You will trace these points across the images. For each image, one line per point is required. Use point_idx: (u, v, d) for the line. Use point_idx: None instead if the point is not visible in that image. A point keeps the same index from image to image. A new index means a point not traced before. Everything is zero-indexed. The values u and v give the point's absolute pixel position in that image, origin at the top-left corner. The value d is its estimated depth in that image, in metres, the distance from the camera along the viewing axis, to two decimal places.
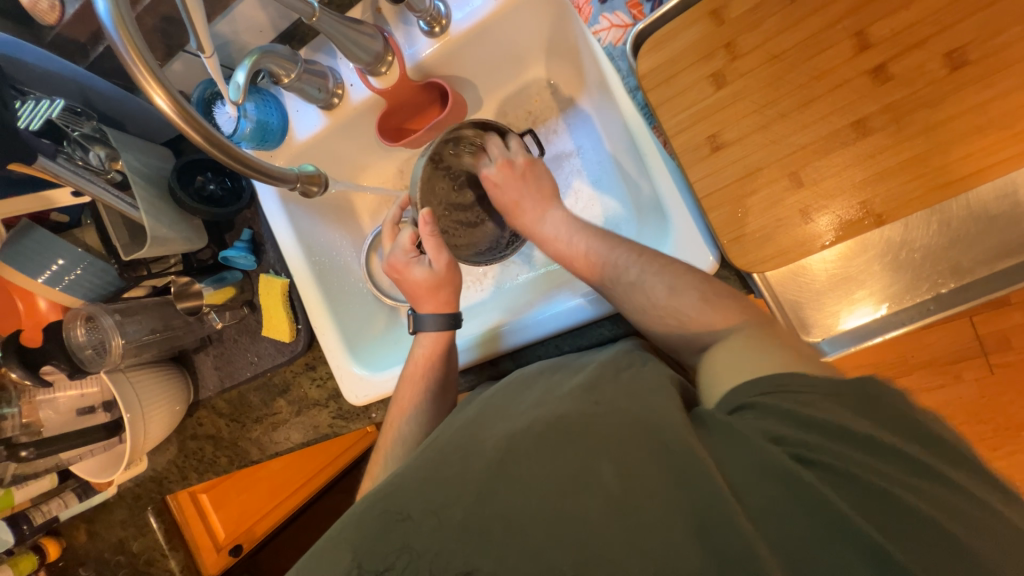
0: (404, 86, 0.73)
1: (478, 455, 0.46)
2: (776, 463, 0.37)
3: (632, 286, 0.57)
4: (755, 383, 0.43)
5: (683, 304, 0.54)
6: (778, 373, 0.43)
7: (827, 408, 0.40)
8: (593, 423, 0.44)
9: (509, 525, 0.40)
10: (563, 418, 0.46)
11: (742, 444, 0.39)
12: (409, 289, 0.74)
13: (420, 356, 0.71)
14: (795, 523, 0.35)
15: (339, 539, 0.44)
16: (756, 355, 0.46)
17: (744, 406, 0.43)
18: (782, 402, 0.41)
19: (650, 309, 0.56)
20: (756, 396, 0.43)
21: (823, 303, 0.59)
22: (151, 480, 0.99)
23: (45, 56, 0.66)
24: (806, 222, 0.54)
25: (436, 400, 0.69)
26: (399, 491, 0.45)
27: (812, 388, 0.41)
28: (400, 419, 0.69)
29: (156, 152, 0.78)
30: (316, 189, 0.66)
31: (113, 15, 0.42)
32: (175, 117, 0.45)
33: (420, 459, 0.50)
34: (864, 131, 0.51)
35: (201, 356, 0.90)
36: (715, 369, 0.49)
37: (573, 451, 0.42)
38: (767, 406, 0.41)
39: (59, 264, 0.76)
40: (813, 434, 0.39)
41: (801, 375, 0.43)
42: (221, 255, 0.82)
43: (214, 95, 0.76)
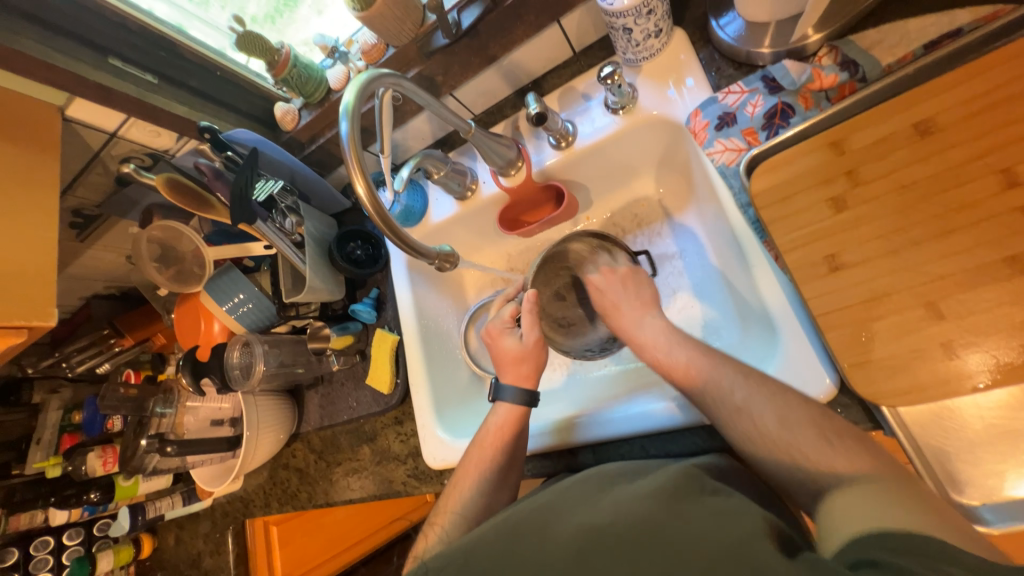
0: (528, 186, 0.86)
1: (551, 542, 0.45)
2: None
3: (731, 402, 0.54)
4: (880, 537, 0.39)
5: (784, 430, 0.51)
6: (894, 530, 0.39)
7: None
8: (680, 540, 0.42)
9: None
10: (643, 524, 0.44)
11: None
12: (496, 354, 0.77)
13: (495, 427, 0.73)
14: None
15: None
16: (893, 507, 0.41)
17: (866, 560, 0.38)
18: (905, 565, 0.36)
19: (755, 431, 0.52)
20: (879, 552, 0.38)
21: (976, 458, 0.50)
22: (239, 501, 1.09)
23: (278, 151, 0.91)
24: (950, 357, 0.48)
25: (503, 476, 0.70)
26: (471, 560, 0.46)
27: (948, 558, 0.35)
28: (469, 483, 0.69)
29: (326, 222, 0.97)
30: (449, 266, 0.76)
31: (349, 135, 0.58)
32: (366, 202, 0.59)
33: (493, 527, 0.50)
34: (1021, 269, 0.47)
35: (312, 393, 1.03)
36: (827, 513, 0.45)
37: (654, 565, 0.40)
38: (893, 567, 0.37)
39: (239, 297, 0.96)
40: None
41: (951, 543, 0.37)
42: (351, 307, 0.97)
43: (379, 182, 0.96)
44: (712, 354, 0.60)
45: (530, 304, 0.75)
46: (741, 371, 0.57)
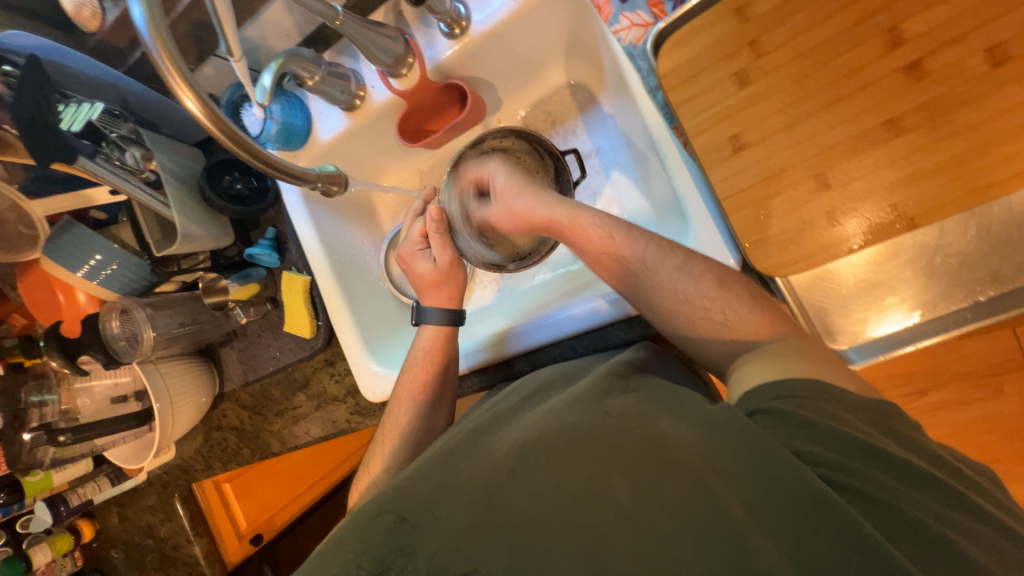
0: (424, 87, 0.74)
1: (486, 459, 0.47)
2: (801, 480, 0.38)
3: (653, 294, 0.57)
4: (773, 388, 0.45)
5: (708, 305, 0.54)
6: (797, 379, 0.44)
7: (845, 421, 0.42)
8: (604, 434, 0.45)
9: (513, 533, 0.41)
10: (572, 426, 0.46)
11: (770, 457, 0.40)
12: (415, 280, 0.76)
13: (423, 351, 0.72)
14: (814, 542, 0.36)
15: (345, 541, 0.45)
16: (783, 363, 0.47)
17: (762, 409, 0.44)
18: (800, 411, 0.42)
19: (671, 317, 0.56)
20: (773, 401, 0.44)
21: (849, 310, 0.57)
22: (178, 468, 1.03)
23: (87, 62, 0.69)
24: (833, 225, 0.52)
25: (439, 397, 0.70)
26: (406, 493, 0.47)
27: (830, 398, 0.43)
28: (408, 408, 0.69)
29: (186, 153, 0.80)
30: (336, 189, 0.67)
31: (148, 21, 0.43)
32: (203, 119, 0.47)
33: (430, 461, 0.51)
34: (897, 131, 0.49)
35: (227, 349, 0.93)
36: (735, 375, 0.50)
37: (581, 461, 0.43)
38: (786, 413, 0.43)
39: (97, 259, 0.80)
40: (835, 450, 0.40)
41: (821, 383, 0.44)
42: (247, 252, 0.85)
43: (242, 97, 0.78)
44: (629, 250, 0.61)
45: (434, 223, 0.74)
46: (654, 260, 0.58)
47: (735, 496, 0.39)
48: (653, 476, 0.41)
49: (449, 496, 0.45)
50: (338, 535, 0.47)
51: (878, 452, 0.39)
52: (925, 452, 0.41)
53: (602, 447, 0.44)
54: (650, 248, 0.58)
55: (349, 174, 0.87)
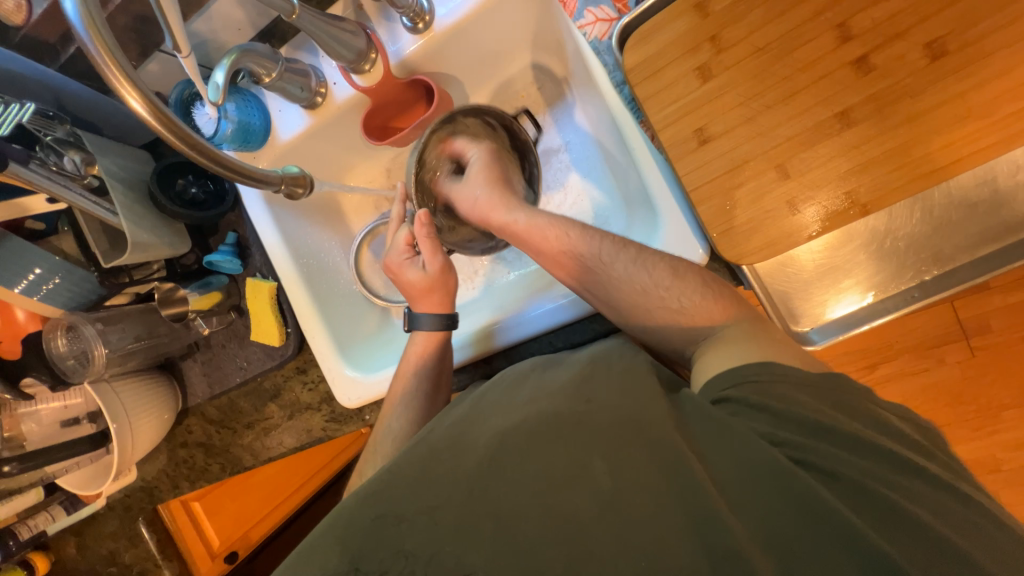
0: (388, 84, 0.72)
1: (466, 455, 0.47)
2: (772, 461, 0.40)
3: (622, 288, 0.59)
4: (725, 377, 0.49)
5: (669, 299, 0.57)
6: (748, 365, 0.48)
7: (799, 400, 0.45)
8: (587, 421, 0.46)
9: (495, 524, 0.41)
10: (552, 415, 0.47)
11: (732, 438, 0.43)
12: (404, 288, 0.73)
13: (415, 356, 0.70)
14: (789, 520, 0.38)
15: (324, 535, 0.44)
16: (738, 350, 0.51)
17: (722, 397, 0.48)
18: (753, 394, 0.46)
19: (644, 313, 0.58)
20: (729, 388, 0.48)
21: (810, 293, 0.60)
22: (141, 490, 0.97)
23: (15, 59, 0.64)
24: (793, 213, 0.54)
25: (427, 400, 0.69)
26: (386, 488, 0.46)
27: (785, 379, 0.46)
28: (390, 411, 0.68)
29: (134, 156, 0.75)
30: (302, 191, 0.64)
31: (81, 13, 0.40)
32: (151, 120, 0.44)
33: (409, 453, 0.49)
34: (848, 122, 0.51)
35: (189, 362, 0.89)
36: (699, 363, 0.55)
37: (564, 451, 0.44)
38: (737, 398, 0.47)
39: (37, 273, 0.73)
40: (791, 430, 0.43)
41: (773, 365, 0.47)
42: (206, 259, 0.81)
43: (193, 96, 0.74)
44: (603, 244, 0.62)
45: (423, 228, 0.71)
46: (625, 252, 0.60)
47: (712, 478, 0.40)
48: (634, 462, 0.42)
49: (433, 494, 0.44)
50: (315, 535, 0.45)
51: (839, 426, 0.42)
52: (881, 423, 0.44)
53: (583, 436, 0.44)
54: (606, 242, 0.60)
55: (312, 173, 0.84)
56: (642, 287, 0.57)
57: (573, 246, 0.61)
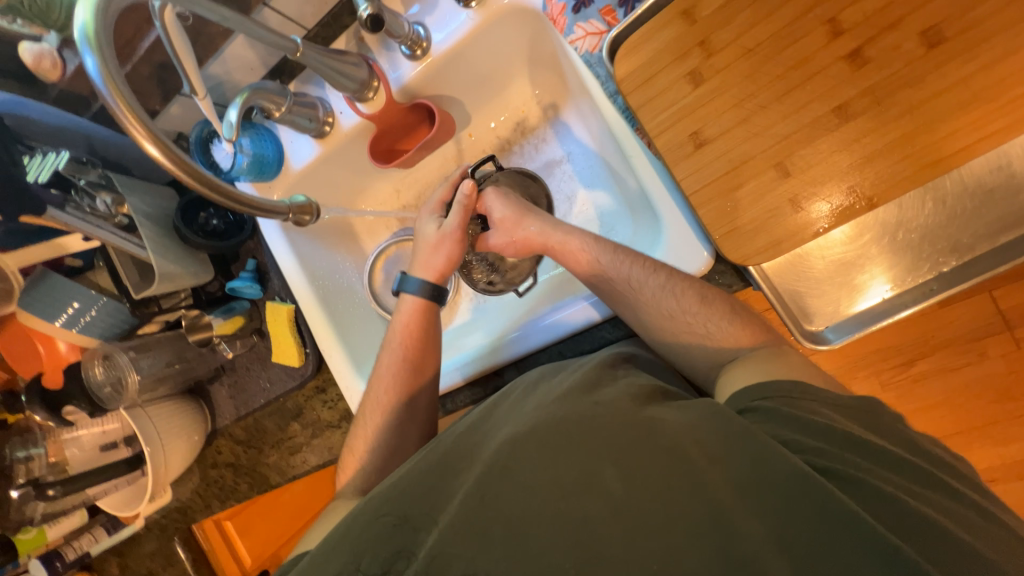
0: (391, 109, 0.75)
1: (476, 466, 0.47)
2: (790, 464, 0.39)
3: (651, 289, 0.58)
4: (758, 389, 0.49)
5: (700, 310, 0.57)
6: (783, 380, 0.48)
7: (829, 417, 0.45)
8: (597, 429, 0.45)
9: (502, 537, 0.40)
10: (559, 418, 0.47)
11: (766, 449, 0.41)
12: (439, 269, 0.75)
13: (401, 320, 0.72)
14: (811, 527, 0.36)
15: (339, 544, 0.45)
16: (764, 367, 0.51)
17: (749, 409, 0.48)
18: (783, 407, 0.46)
19: (671, 321, 0.58)
20: (758, 401, 0.48)
21: (822, 291, 0.59)
22: (176, 511, 1.01)
23: (50, 112, 0.69)
24: (797, 211, 0.54)
25: (418, 365, 0.70)
26: (402, 491, 0.47)
27: (816, 398, 0.46)
28: (388, 405, 0.69)
29: (160, 194, 0.81)
30: (309, 218, 0.67)
31: (101, 70, 0.43)
32: (166, 162, 0.47)
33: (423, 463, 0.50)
34: (847, 116, 0.51)
35: (216, 386, 0.92)
36: (723, 380, 0.54)
37: (572, 454, 0.44)
38: (768, 410, 0.46)
39: (75, 307, 0.79)
40: (818, 439, 0.42)
41: (807, 385, 0.47)
42: (228, 286, 0.85)
43: (211, 134, 0.78)
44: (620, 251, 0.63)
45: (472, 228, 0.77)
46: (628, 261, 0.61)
47: (727, 482, 0.40)
48: (644, 467, 0.41)
49: (444, 503, 0.45)
50: (328, 545, 0.46)
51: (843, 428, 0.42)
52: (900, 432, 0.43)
53: (595, 444, 0.44)
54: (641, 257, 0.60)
55: (316, 200, 0.87)
56: (662, 305, 0.58)
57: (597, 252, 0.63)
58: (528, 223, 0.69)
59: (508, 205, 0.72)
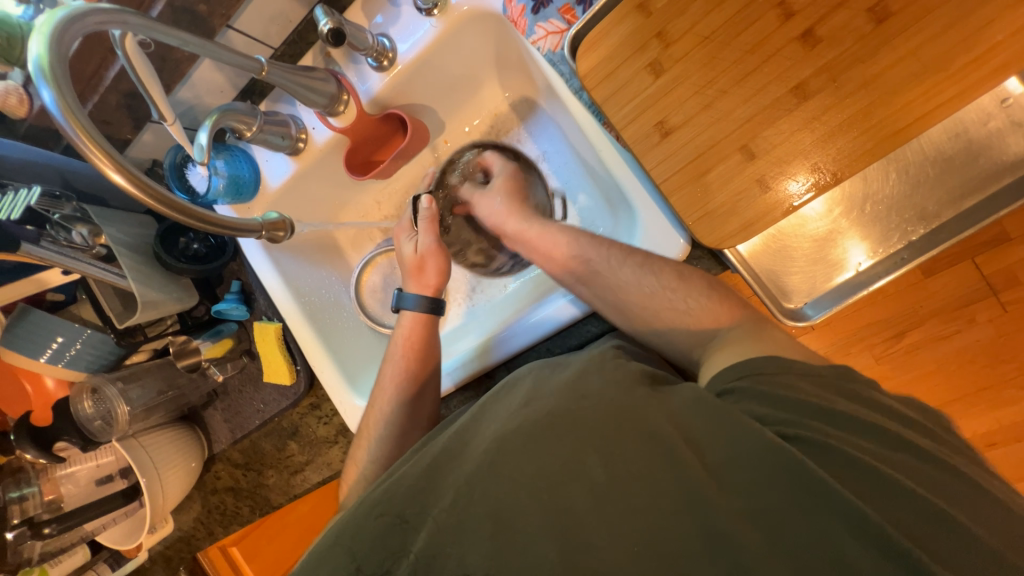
0: (363, 121, 0.76)
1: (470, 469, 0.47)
2: (762, 438, 0.40)
3: (630, 286, 0.60)
4: (736, 368, 0.48)
5: (684, 299, 0.57)
6: (758, 358, 0.48)
7: (806, 390, 0.44)
8: (578, 420, 0.45)
9: (496, 541, 0.40)
10: (546, 414, 0.47)
11: (733, 423, 0.42)
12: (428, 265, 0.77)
13: (403, 337, 0.73)
14: (773, 493, 0.37)
15: (332, 548, 0.45)
16: (740, 348, 0.51)
17: (729, 389, 0.47)
18: (759, 385, 0.46)
19: (652, 310, 0.59)
20: (736, 380, 0.47)
21: (798, 268, 0.60)
22: (179, 541, 1.00)
23: (19, 148, 0.69)
24: (765, 191, 0.54)
25: (419, 376, 0.71)
26: (391, 493, 0.47)
27: (790, 370, 0.46)
28: (386, 412, 0.70)
29: (138, 222, 0.81)
30: (282, 234, 0.67)
31: (59, 104, 0.43)
32: (132, 189, 0.47)
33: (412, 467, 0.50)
34: (805, 95, 0.52)
35: (211, 411, 0.92)
36: (705, 363, 0.54)
37: (558, 449, 0.43)
38: (745, 389, 0.46)
39: (59, 341, 0.78)
40: (784, 411, 0.43)
41: (783, 359, 0.47)
42: (214, 309, 0.84)
43: (185, 159, 0.78)
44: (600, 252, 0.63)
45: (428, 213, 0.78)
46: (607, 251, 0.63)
47: (704, 462, 0.40)
48: (631, 455, 0.42)
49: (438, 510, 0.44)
50: (319, 554, 0.45)
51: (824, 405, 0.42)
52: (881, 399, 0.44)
53: (581, 433, 0.44)
54: (614, 251, 0.62)
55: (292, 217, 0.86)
56: (634, 287, 0.59)
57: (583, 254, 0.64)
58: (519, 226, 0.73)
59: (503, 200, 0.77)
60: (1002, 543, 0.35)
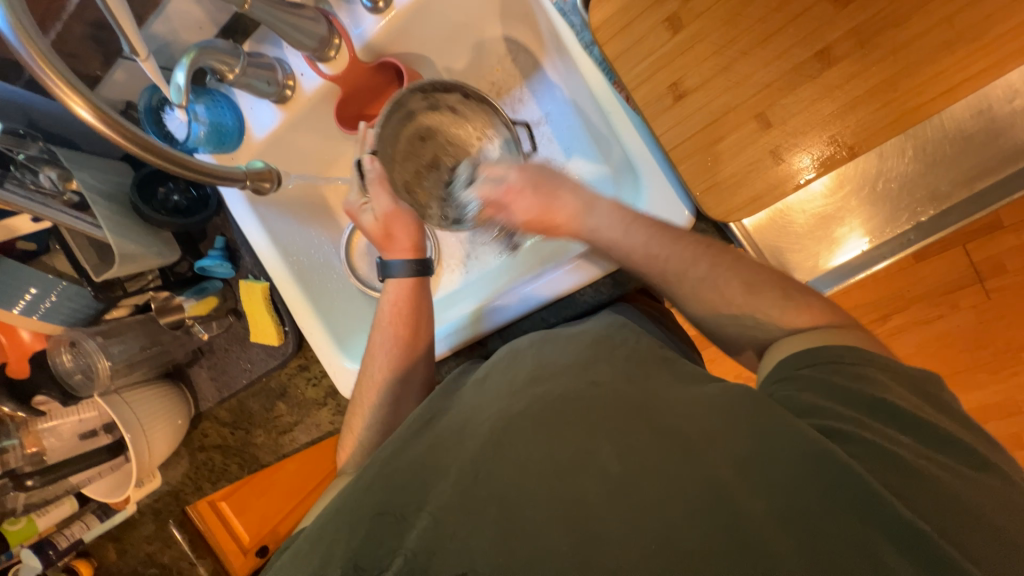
0: (356, 70, 0.71)
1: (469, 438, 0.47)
2: (805, 438, 0.39)
3: (691, 280, 0.55)
4: (809, 355, 0.46)
5: (747, 297, 0.52)
6: (832, 347, 0.46)
7: (879, 383, 0.43)
8: (588, 406, 0.45)
9: (500, 513, 0.40)
10: (558, 396, 0.47)
11: (781, 422, 0.41)
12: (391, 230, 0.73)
13: (390, 303, 0.71)
14: (799, 487, 0.37)
15: (333, 522, 0.45)
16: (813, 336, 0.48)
17: (793, 374, 0.46)
18: (832, 374, 0.44)
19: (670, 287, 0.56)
20: (805, 367, 0.46)
21: (804, 245, 0.59)
22: (168, 494, 1.01)
23: None
24: (777, 163, 0.52)
25: (411, 340, 0.70)
26: (394, 472, 0.46)
27: (867, 361, 0.45)
28: (380, 378, 0.69)
29: (113, 169, 0.76)
30: (269, 185, 0.65)
31: (14, 28, 0.38)
32: (101, 128, 0.43)
33: (417, 444, 0.50)
34: (829, 61, 0.49)
35: (196, 369, 0.90)
36: (765, 351, 0.52)
37: (569, 436, 0.43)
38: (815, 376, 0.45)
39: (33, 292, 0.75)
40: (855, 407, 0.42)
41: (865, 351, 0.45)
42: (198, 266, 0.81)
43: (162, 102, 0.72)
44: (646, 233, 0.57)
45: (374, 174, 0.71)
46: (608, 216, 0.60)
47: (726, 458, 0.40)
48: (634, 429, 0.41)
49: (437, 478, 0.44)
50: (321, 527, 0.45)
51: (851, 397, 0.43)
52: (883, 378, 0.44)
53: (586, 421, 0.44)
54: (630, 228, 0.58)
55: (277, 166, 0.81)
56: (638, 251, 0.57)
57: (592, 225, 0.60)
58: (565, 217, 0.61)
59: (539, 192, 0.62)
60: (1000, 520, 0.36)
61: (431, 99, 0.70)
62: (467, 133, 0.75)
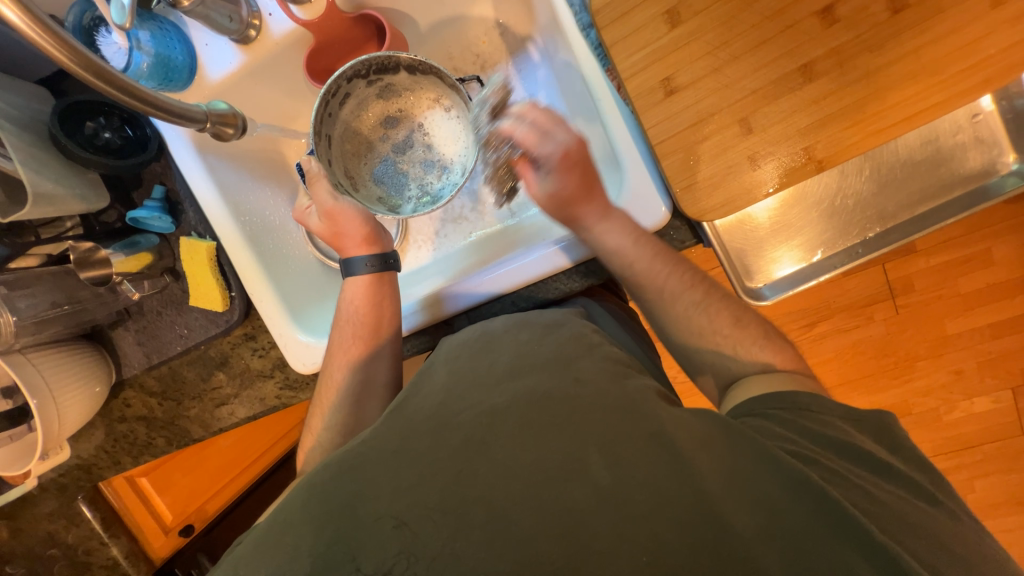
0: (332, 18, 0.65)
1: (446, 427, 0.45)
2: (792, 471, 0.41)
3: (681, 304, 0.57)
4: (778, 399, 0.49)
5: (717, 326, 0.56)
6: (802, 395, 0.49)
7: (843, 429, 0.47)
8: (577, 407, 0.45)
9: (486, 512, 0.39)
10: (543, 395, 0.45)
11: (766, 456, 0.43)
12: (346, 226, 0.68)
13: (349, 303, 0.67)
14: (780, 510, 0.39)
15: (297, 514, 0.43)
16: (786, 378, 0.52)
17: (764, 414, 0.49)
18: (803, 420, 0.47)
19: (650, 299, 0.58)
20: (775, 409, 0.49)
21: (762, 250, 0.64)
22: (78, 468, 0.90)
23: None
24: (753, 169, 0.54)
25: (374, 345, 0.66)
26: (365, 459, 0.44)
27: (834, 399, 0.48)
28: (340, 381, 0.65)
29: (29, 92, 0.66)
30: (231, 130, 0.60)
31: None
32: (28, 30, 0.37)
33: (389, 427, 0.47)
34: (811, 76, 0.51)
35: (121, 331, 0.81)
36: (736, 387, 0.54)
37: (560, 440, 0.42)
38: (787, 419, 0.48)
39: None
40: (820, 439, 0.45)
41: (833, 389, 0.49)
42: (129, 216, 0.72)
43: (96, 21, 0.64)
44: (654, 241, 0.57)
45: (314, 172, 0.66)
46: (618, 208, 0.58)
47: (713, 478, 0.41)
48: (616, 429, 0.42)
49: (411, 468, 0.42)
50: (286, 512, 0.43)
51: (821, 427, 0.46)
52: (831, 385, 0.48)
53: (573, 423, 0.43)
54: (622, 223, 0.57)
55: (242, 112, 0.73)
56: (624, 258, 0.57)
57: (607, 211, 0.56)
58: (579, 209, 0.57)
59: (564, 179, 0.55)
60: (924, 521, 0.40)
61: (378, 85, 0.71)
62: (421, 102, 0.73)
